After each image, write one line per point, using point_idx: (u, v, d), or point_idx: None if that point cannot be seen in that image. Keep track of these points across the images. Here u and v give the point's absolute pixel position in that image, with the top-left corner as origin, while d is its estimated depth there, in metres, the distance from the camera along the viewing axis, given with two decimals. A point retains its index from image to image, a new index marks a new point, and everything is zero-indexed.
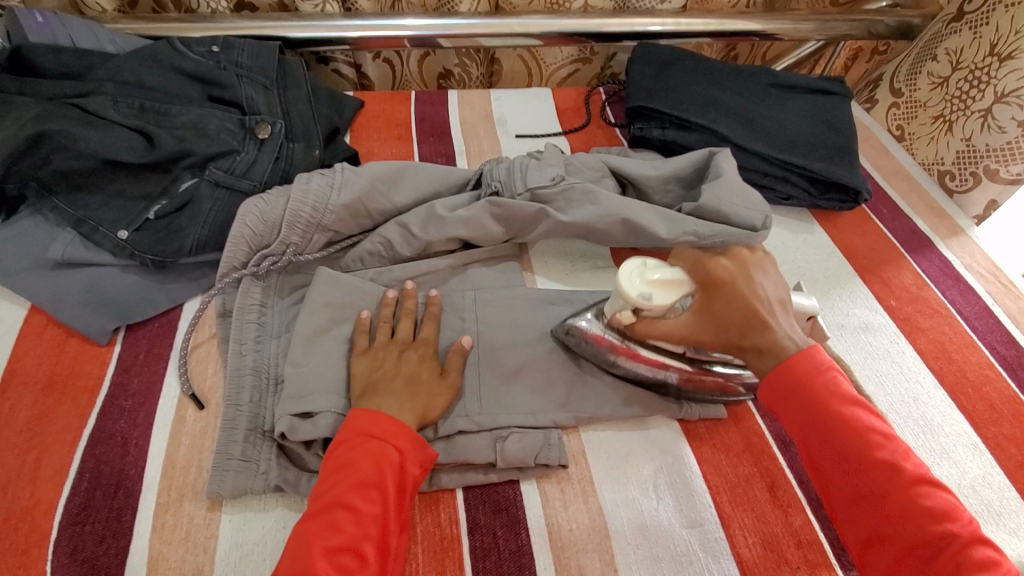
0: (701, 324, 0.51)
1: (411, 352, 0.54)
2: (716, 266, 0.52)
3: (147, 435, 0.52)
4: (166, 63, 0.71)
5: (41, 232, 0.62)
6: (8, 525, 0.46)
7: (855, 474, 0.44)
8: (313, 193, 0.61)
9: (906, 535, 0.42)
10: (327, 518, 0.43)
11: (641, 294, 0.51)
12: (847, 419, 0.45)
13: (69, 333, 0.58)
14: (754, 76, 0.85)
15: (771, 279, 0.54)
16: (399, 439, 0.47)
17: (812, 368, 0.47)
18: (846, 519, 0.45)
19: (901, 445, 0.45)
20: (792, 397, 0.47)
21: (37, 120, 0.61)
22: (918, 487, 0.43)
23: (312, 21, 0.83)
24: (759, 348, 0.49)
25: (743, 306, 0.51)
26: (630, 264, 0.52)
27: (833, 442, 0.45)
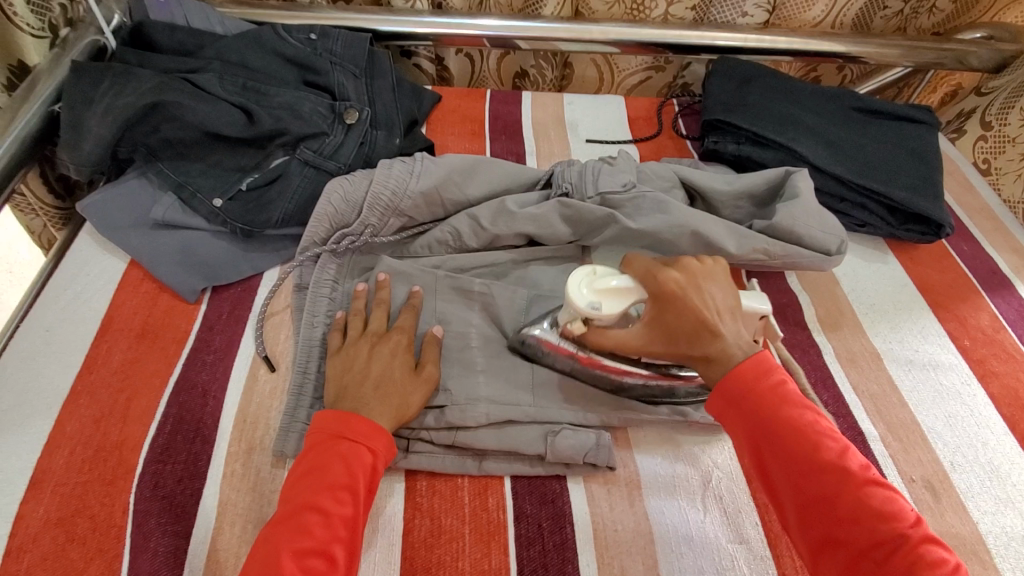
0: (650, 333, 0.51)
1: (382, 346, 0.54)
2: (665, 276, 0.51)
3: (225, 389, 0.56)
4: (269, 47, 0.75)
5: (145, 194, 0.67)
6: (101, 456, 0.51)
7: (805, 479, 0.43)
8: (394, 179, 0.64)
9: (859, 541, 0.40)
10: (296, 521, 0.43)
11: (590, 303, 0.52)
12: (795, 422, 0.45)
13: (162, 289, 0.63)
14: (837, 98, 0.84)
15: (720, 289, 0.52)
16: (375, 443, 0.48)
17: (763, 370, 0.47)
18: (799, 527, 0.43)
19: (845, 444, 0.44)
20: (741, 403, 0.47)
21: (153, 90, 0.66)
22: (870, 489, 0.41)
23: (402, 16, 0.87)
24: (708, 358, 0.49)
25: (692, 319, 0.50)
26: (579, 274, 0.53)
27: (781, 447, 0.44)
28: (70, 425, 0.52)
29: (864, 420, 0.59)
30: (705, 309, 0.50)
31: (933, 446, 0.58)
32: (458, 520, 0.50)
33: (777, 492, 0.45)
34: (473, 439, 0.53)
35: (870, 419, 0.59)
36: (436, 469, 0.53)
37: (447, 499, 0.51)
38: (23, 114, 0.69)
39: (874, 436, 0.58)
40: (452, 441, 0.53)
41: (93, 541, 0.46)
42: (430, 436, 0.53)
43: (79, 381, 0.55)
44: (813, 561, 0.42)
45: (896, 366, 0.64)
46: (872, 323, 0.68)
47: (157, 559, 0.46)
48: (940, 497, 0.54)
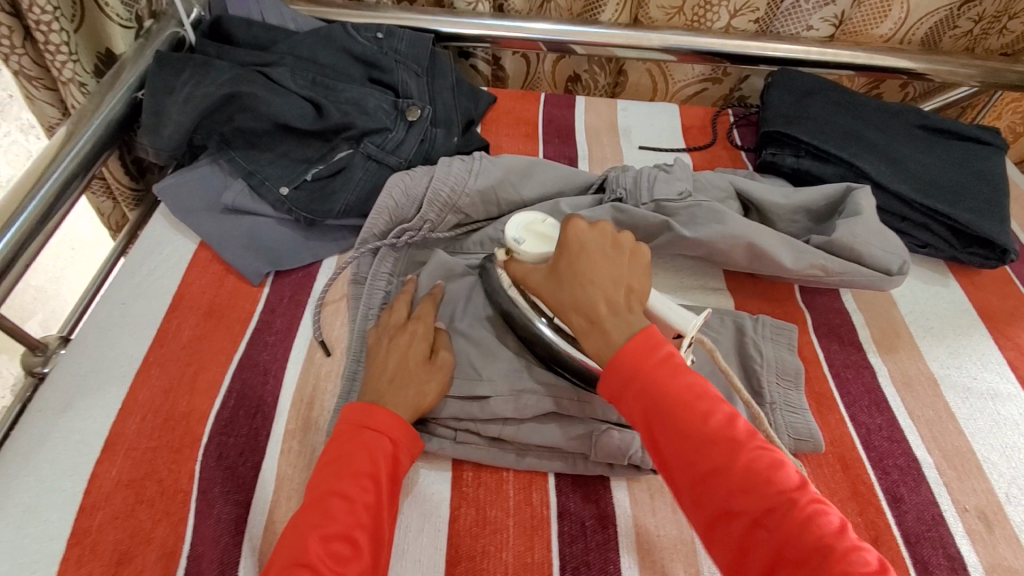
0: (547, 283, 0.51)
1: (400, 336, 0.55)
2: (572, 226, 0.50)
3: (284, 369, 0.59)
4: (338, 44, 0.78)
5: (216, 179, 0.71)
6: (170, 425, 0.54)
7: (693, 453, 0.41)
8: (453, 176, 0.66)
9: (749, 509, 0.38)
10: (320, 506, 0.44)
11: (516, 236, 0.55)
12: (683, 396, 0.43)
13: (228, 271, 0.66)
14: (901, 115, 0.82)
15: (624, 261, 0.49)
16: (394, 432, 0.49)
17: (652, 342, 0.45)
18: (691, 503, 0.41)
19: (731, 412, 0.43)
20: (633, 380, 0.44)
21: (231, 82, 0.69)
22: (756, 454, 0.40)
23: (464, 18, 0.89)
24: (585, 315, 0.48)
25: (582, 273, 0.48)
26: (529, 215, 0.56)
27: (671, 422, 0.42)
28: (141, 394, 0.55)
29: (918, 445, 0.58)
30: (599, 275, 0.48)
31: (990, 477, 0.56)
32: (502, 513, 0.51)
33: (667, 469, 0.43)
34: (519, 434, 0.54)
35: (923, 444, 0.58)
36: (483, 461, 0.54)
37: (492, 491, 0.52)
38: (110, 100, 0.73)
39: (928, 462, 0.57)
40: (499, 434, 0.54)
41: (161, 504, 0.49)
42: (477, 429, 0.54)
43: (151, 352, 0.58)
44: (709, 537, 0.40)
45: (953, 393, 0.62)
46: (930, 346, 0.66)
47: (219, 525, 0.48)
48: (994, 529, 0.53)
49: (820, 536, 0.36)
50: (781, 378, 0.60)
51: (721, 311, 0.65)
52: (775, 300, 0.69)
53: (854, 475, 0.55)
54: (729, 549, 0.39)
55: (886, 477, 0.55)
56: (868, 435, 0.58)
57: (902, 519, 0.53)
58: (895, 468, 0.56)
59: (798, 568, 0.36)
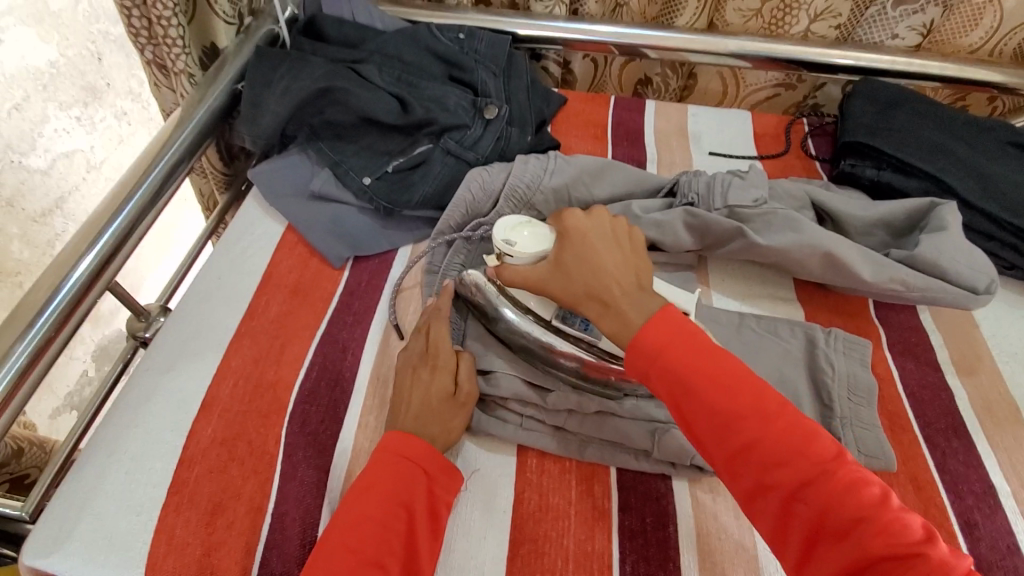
0: (553, 276, 0.53)
1: (422, 370, 0.55)
2: (570, 217, 0.54)
3: (362, 348, 0.62)
4: (422, 44, 0.82)
5: (304, 167, 0.76)
6: (259, 391, 0.58)
7: (724, 429, 0.43)
8: (529, 173, 0.68)
9: (788, 483, 0.41)
10: (354, 531, 0.46)
11: (507, 240, 0.55)
12: (712, 373, 0.45)
13: (312, 253, 0.71)
14: (992, 130, 0.78)
15: (623, 242, 0.54)
16: (431, 467, 0.50)
17: (668, 322, 0.48)
18: (728, 477, 0.44)
19: (759, 382, 0.45)
20: (658, 359, 0.46)
21: (326, 77, 0.74)
22: (789, 426, 0.43)
23: (541, 21, 0.91)
24: (603, 300, 0.50)
25: (591, 257, 0.52)
26: (511, 219, 0.57)
27: (700, 400, 0.44)
28: (235, 361, 0.60)
29: (996, 473, 0.56)
30: (607, 258, 0.52)
31: None
32: (564, 501, 0.53)
33: (700, 444, 0.45)
34: (583, 426, 0.55)
35: (1000, 472, 0.56)
36: (546, 449, 0.55)
37: (555, 479, 0.54)
38: (214, 91, 0.79)
39: (1005, 490, 0.54)
40: (563, 425, 0.56)
41: (250, 463, 0.53)
42: (540, 415, 0.56)
43: (243, 325, 0.63)
44: (750, 508, 0.43)
45: None
46: (1013, 372, 0.63)
47: (302, 487, 0.52)
48: None
49: (861, 504, 0.39)
50: (853, 394, 0.59)
51: (791, 321, 0.64)
52: (847, 315, 0.67)
53: (926, 497, 0.54)
54: (769, 519, 0.42)
55: (960, 502, 0.54)
56: (943, 459, 0.56)
57: (974, 546, 0.51)
58: (970, 493, 0.54)
59: (841, 538, 0.39)
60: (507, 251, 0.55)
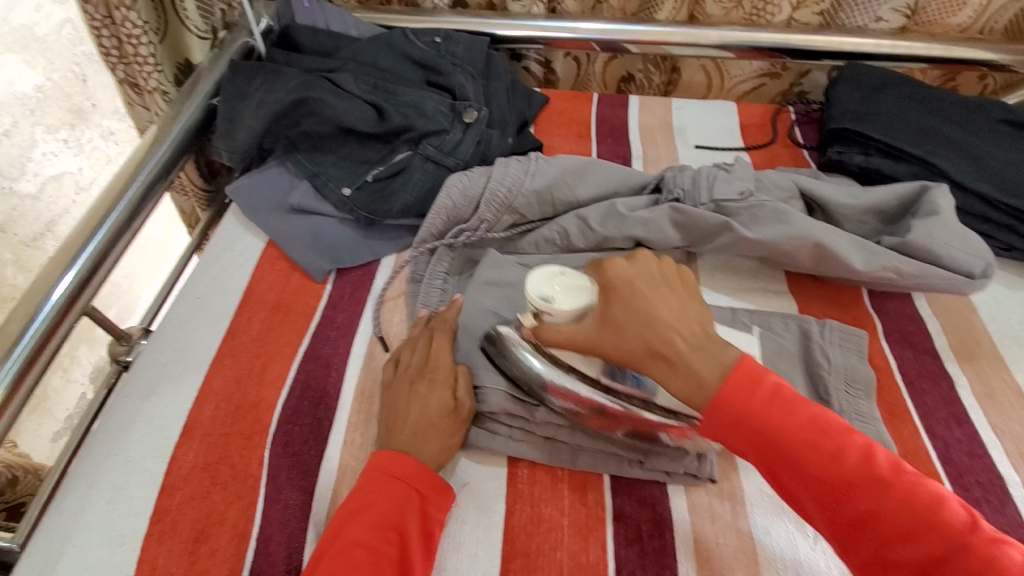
0: (603, 335, 0.48)
1: (420, 385, 0.54)
2: (613, 267, 0.49)
3: (346, 363, 0.61)
4: (398, 50, 0.81)
5: (283, 181, 0.74)
6: (241, 412, 0.57)
7: (833, 499, 0.41)
8: (510, 177, 0.67)
9: (916, 556, 0.38)
10: (347, 557, 0.44)
11: (543, 296, 0.51)
12: (810, 435, 0.42)
13: (293, 268, 0.69)
14: (982, 109, 0.77)
15: (674, 286, 0.49)
16: (425, 489, 0.49)
17: (754, 378, 0.44)
18: (845, 549, 0.41)
19: (865, 443, 0.42)
20: (746, 423, 0.43)
21: (300, 88, 0.73)
22: (909, 490, 0.39)
23: (519, 21, 0.90)
24: (668, 358, 0.46)
25: (643, 310, 0.47)
26: (546, 270, 0.53)
27: (802, 469, 0.42)
28: (216, 382, 0.59)
29: (1003, 462, 0.54)
30: (660, 307, 0.47)
31: None
32: (557, 511, 0.51)
33: (806, 512, 0.43)
34: (575, 436, 0.54)
35: (1007, 461, 0.54)
36: (537, 460, 0.54)
37: (547, 489, 0.53)
38: (188, 107, 0.78)
39: (1014, 480, 0.53)
40: (554, 434, 0.54)
41: (233, 487, 0.52)
42: (530, 426, 0.54)
43: (223, 344, 0.62)
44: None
45: None
46: (1015, 356, 0.62)
47: (287, 510, 0.51)
48: None
49: None
50: (851, 387, 0.57)
51: (784, 315, 0.62)
52: (842, 305, 0.66)
53: None
54: None
55: (966, 494, 0.52)
56: (947, 450, 0.55)
57: None
58: (976, 485, 0.53)
59: None
60: (544, 307, 0.51)
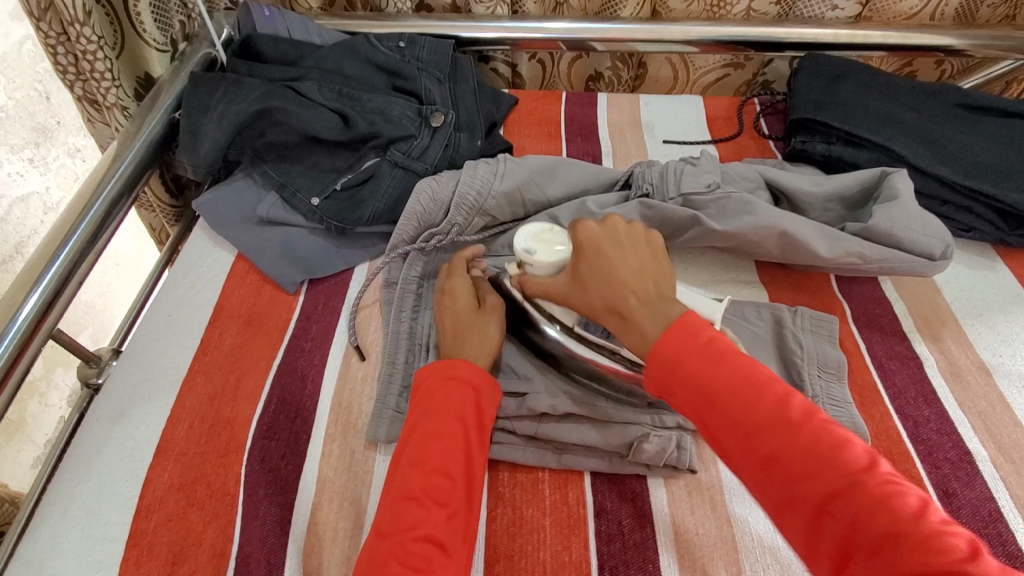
0: (572, 290, 0.52)
1: (446, 297, 0.59)
2: (583, 228, 0.52)
3: (322, 374, 0.60)
4: (362, 55, 0.80)
5: (250, 193, 0.74)
6: (216, 430, 0.56)
7: (751, 440, 0.41)
8: (479, 179, 0.67)
9: (813, 495, 0.38)
10: (421, 446, 0.47)
11: (525, 248, 0.54)
12: (739, 382, 0.43)
13: (265, 280, 0.69)
14: (938, 94, 0.79)
15: (642, 250, 0.51)
16: (475, 379, 0.52)
17: (689, 329, 0.46)
18: (756, 489, 0.41)
19: (785, 391, 0.43)
20: (677, 371, 0.44)
21: (262, 98, 0.72)
22: (816, 433, 0.40)
23: (484, 23, 0.90)
24: (621, 315, 0.48)
25: (607, 272, 0.50)
26: (536, 225, 0.55)
27: (722, 411, 0.43)
28: (189, 401, 0.58)
29: (971, 438, 0.55)
30: (621, 267, 0.50)
31: None
32: (539, 512, 0.51)
33: (727, 456, 0.43)
34: (555, 432, 0.54)
35: (975, 436, 0.55)
36: (518, 461, 0.54)
37: (528, 491, 0.53)
38: (150, 121, 0.76)
39: (983, 455, 0.54)
40: (535, 433, 0.54)
41: (210, 506, 0.51)
42: (512, 427, 0.55)
43: (196, 361, 0.61)
44: (779, 523, 0.40)
45: (1008, 382, 0.59)
46: (979, 334, 0.63)
47: (265, 526, 0.50)
48: None
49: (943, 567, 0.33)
50: (823, 371, 0.58)
51: (757, 304, 0.63)
52: (812, 292, 0.67)
53: (903, 471, 0.53)
54: (800, 534, 0.39)
55: (937, 472, 0.53)
56: (917, 429, 0.56)
57: (955, 515, 0.51)
58: (946, 461, 0.54)
59: (873, 555, 0.35)
60: (527, 259, 0.54)
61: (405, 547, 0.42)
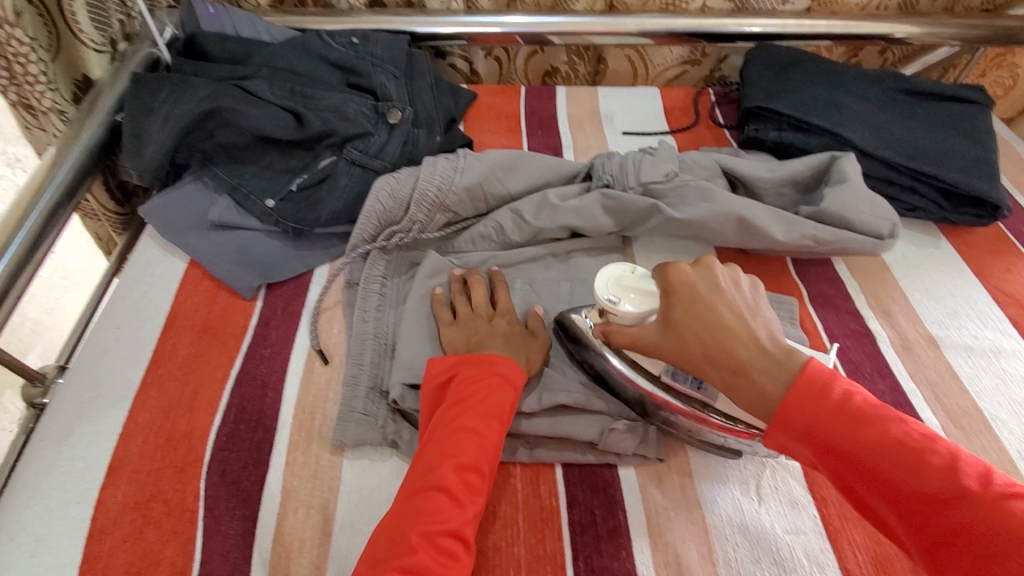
0: (666, 339, 0.48)
1: (496, 319, 0.58)
2: (676, 272, 0.50)
3: (283, 380, 0.59)
4: (314, 52, 0.78)
5: (201, 196, 0.71)
6: (172, 444, 0.53)
7: (892, 482, 0.39)
8: (439, 175, 0.66)
9: (975, 534, 0.36)
10: (454, 439, 0.47)
11: (610, 297, 0.51)
12: (867, 422, 0.41)
13: (220, 287, 0.66)
14: (882, 81, 0.81)
15: (743, 292, 0.49)
16: (515, 379, 0.51)
17: (805, 372, 0.44)
18: (909, 536, 0.39)
19: (913, 430, 0.41)
20: (798, 417, 0.43)
21: (209, 97, 0.69)
22: (958, 471, 0.38)
23: (439, 17, 0.88)
24: (735, 371, 0.46)
25: (710, 321, 0.47)
26: (615, 269, 0.53)
27: (853, 454, 0.41)
28: (141, 416, 0.55)
29: (924, 409, 0.57)
30: (725, 314, 0.47)
31: (999, 435, 0.55)
32: (511, 507, 0.51)
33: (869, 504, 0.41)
34: (526, 427, 0.54)
35: (928, 407, 0.57)
36: None
37: (500, 486, 0.52)
38: (90, 125, 0.72)
39: (935, 425, 0.56)
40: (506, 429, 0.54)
41: (168, 524, 0.49)
42: None
43: (148, 375, 0.58)
44: (939, 568, 0.37)
45: (955, 354, 0.62)
46: (926, 308, 0.66)
47: (228, 541, 0.48)
48: None
49: None
50: None
51: None
52: (770, 276, 0.68)
53: None
54: None
55: None
56: None
57: None
58: None
59: None
60: (613, 309, 0.51)
61: (431, 540, 0.42)
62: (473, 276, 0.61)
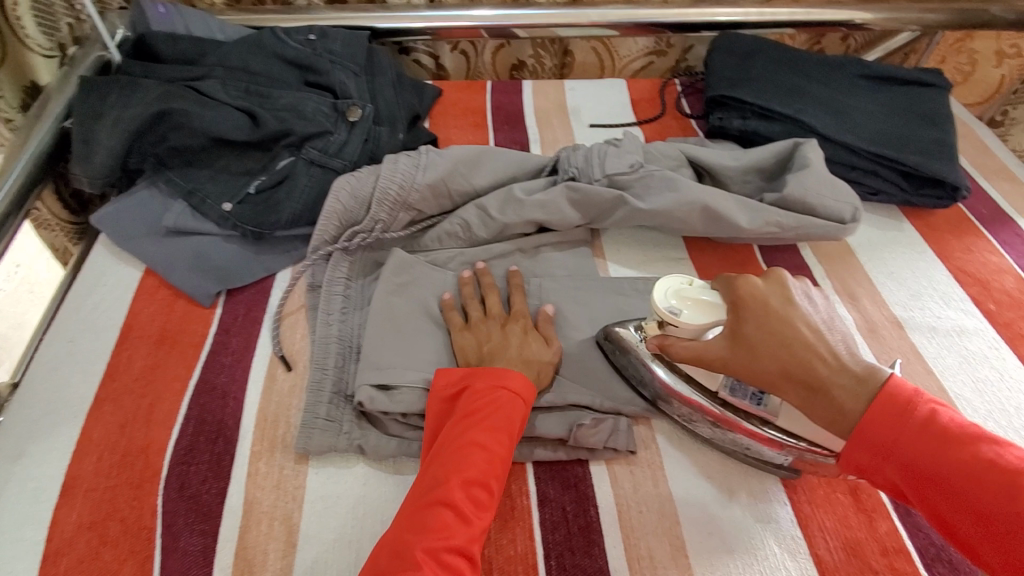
0: (735, 353, 0.48)
1: (509, 323, 0.57)
2: (745, 284, 0.50)
3: (244, 389, 0.57)
4: (270, 50, 0.76)
5: (155, 203, 0.68)
6: (128, 460, 0.51)
7: (986, 514, 0.39)
8: (401, 172, 0.65)
9: None
10: (462, 454, 0.45)
11: (670, 307, 0.50)
12: (958, 450, 0.41)
13: (177, 295, 0.64)
14: (842, 67, 0.82)
15: (811, 304, 0.50)
16: (525, 393, 0.50)
17: (890, 398, 0.43)
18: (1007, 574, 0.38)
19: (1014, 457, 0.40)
20: (880, 441, 0.43)
21: (160, 100, 0.67)
22: None
23: (400, 13, 0.87)
24: (809, 386, 0.46)
25: (781, 333, 0.47)
26: (672, 280, 0.52)
27: (942, 481, 0.41)
28: (95, 433, 0.53)
29: None
30: (799, 329, 0.48)
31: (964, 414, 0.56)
32: None
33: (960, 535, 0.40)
34: None
35: None
36: None
37: None
38: (37, 133, 0.70)
39: None
40: None
41: (124, 544, 0.47)
42: None
43: (103, 389, 0.56)
44: None
45: (919, 334, 0.62)
46: (890, 291, 0.66)
47: (187, 558, 0.47)
48: None
49: None
50: None
51: None
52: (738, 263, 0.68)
53: None
54: None
55: None
56: None
57: None
58: None
59: None
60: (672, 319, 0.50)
61: (436, 555, 0.40)
62: (486, 279, 0.61)
